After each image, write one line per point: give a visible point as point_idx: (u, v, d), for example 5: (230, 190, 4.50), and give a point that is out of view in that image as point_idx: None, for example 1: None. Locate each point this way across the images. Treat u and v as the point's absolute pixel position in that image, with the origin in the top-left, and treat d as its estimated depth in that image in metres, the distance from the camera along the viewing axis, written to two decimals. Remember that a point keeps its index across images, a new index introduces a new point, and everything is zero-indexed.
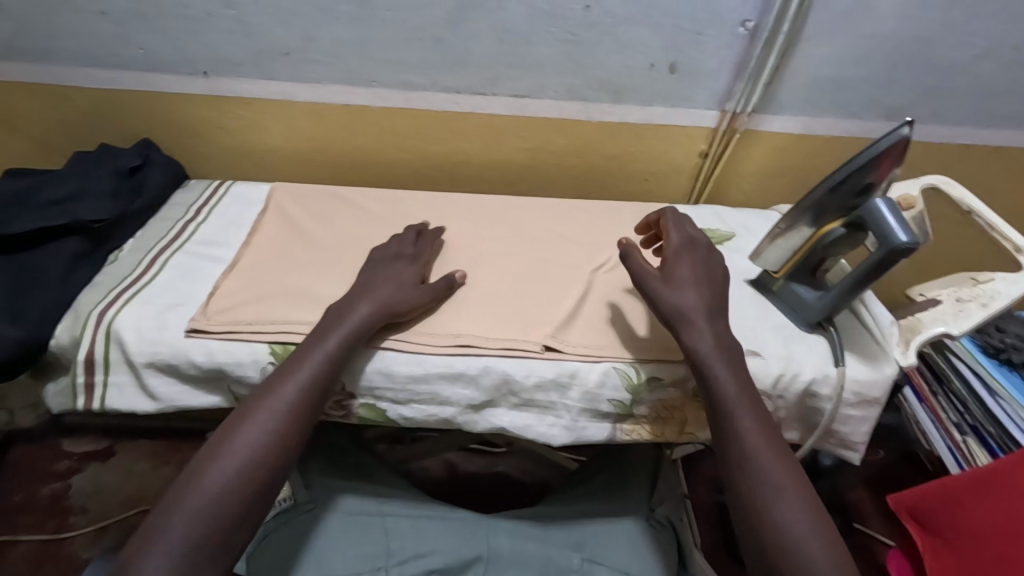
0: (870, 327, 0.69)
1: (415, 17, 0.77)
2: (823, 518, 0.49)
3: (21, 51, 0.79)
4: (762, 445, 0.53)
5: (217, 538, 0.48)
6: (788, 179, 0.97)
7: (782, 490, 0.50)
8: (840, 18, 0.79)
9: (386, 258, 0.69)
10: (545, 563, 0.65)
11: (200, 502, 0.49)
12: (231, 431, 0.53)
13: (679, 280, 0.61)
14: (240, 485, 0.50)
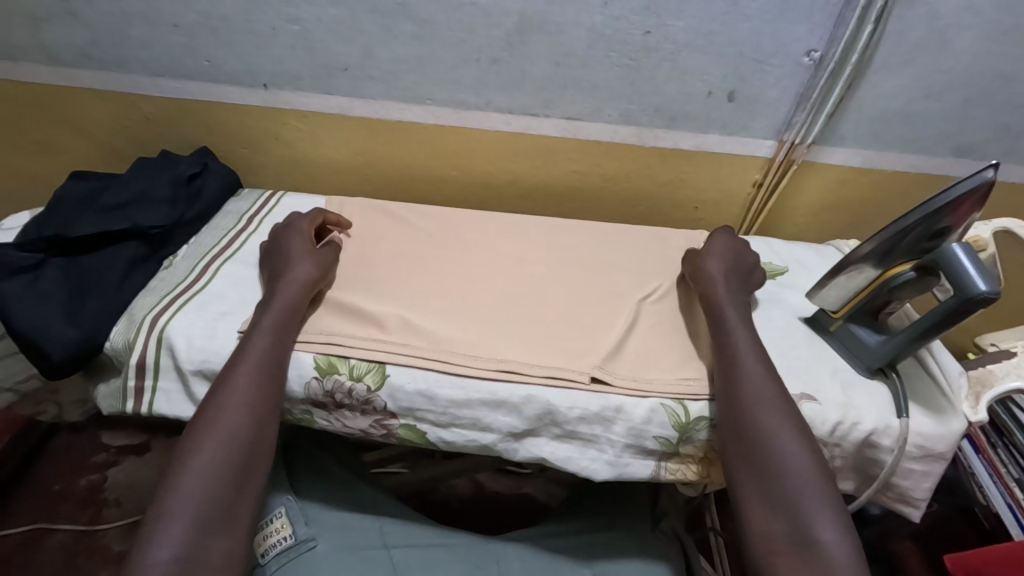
0: (936, 377, 0.65)
1: (475, 38, 0.77)
2: (805, 435, 0.56)
3: (94, 59, 0.82)
4: (760, 377, 0.58)
5: (246, 452, 0.54)
6: (844, 214, 0.93)
7: (769, 408, 0.56)
8: (912, 51, 0.76)
9: (281, 231, 0.72)
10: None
11: (222, 435, 0.54)
12: (225, 371, 0.58)
13: (709, 254, 0.71)
14: (245, 432, 0.55)
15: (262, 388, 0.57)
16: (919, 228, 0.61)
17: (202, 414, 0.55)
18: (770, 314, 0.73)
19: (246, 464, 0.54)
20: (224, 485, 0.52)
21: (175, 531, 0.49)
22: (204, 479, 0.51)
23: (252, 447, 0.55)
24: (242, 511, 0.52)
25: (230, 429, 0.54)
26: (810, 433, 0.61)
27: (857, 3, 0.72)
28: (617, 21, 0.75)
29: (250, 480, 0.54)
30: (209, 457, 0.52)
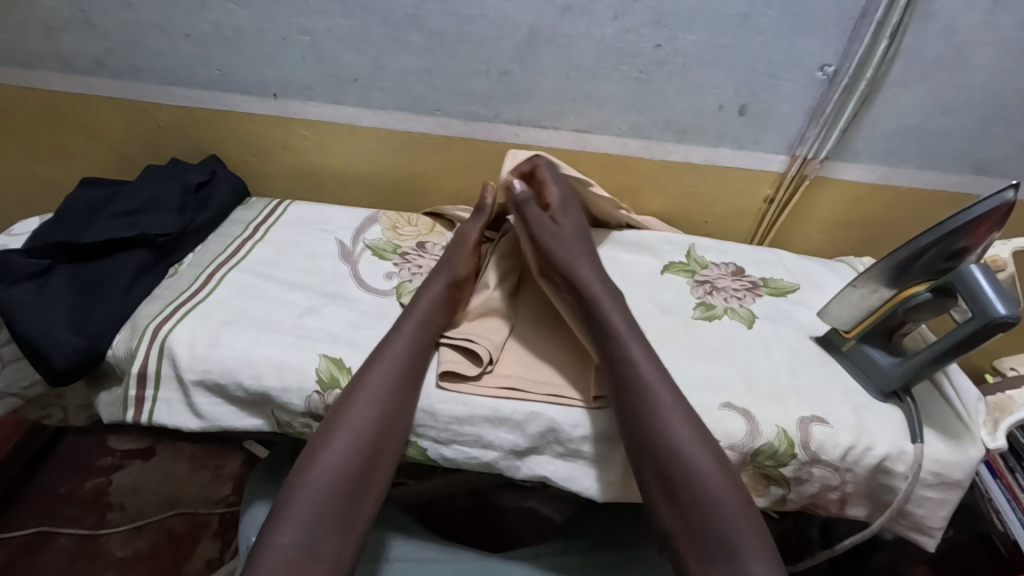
0: (953, 402, 0.63)
1: (484, 50, 0.77)
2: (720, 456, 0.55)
3: (108, 67, 0.83)
4: (660, 385, 0.57)
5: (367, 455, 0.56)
6: (858, 230, 0.91)
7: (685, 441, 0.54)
8: (929, 67, 0.75)
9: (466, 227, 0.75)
10: None
11: (350, 438, 0.56)
12: (365, 367, 0.60)
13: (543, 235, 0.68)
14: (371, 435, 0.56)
15: (399, 390, 0.58)
16: (937, 248, 0.59)
17: (341, 409, 0.57)
18: (780, 332, 0.72)
19: (374, 463, 0.56)
20: (345, 483, 0.54)
21: (299, 518, 0.52)
22: (326, 476, 0.54)
23: (378, 449, 0.56)
24: (362, 507, 0.55)
25: (356, 427, 0.56)
26: (821, 457, 0.60)
27: (872, 17, 0.71)
28: (628, 33, 0.74)
29: (371, 478, 0.56)
30: (337, 453, 0.55)
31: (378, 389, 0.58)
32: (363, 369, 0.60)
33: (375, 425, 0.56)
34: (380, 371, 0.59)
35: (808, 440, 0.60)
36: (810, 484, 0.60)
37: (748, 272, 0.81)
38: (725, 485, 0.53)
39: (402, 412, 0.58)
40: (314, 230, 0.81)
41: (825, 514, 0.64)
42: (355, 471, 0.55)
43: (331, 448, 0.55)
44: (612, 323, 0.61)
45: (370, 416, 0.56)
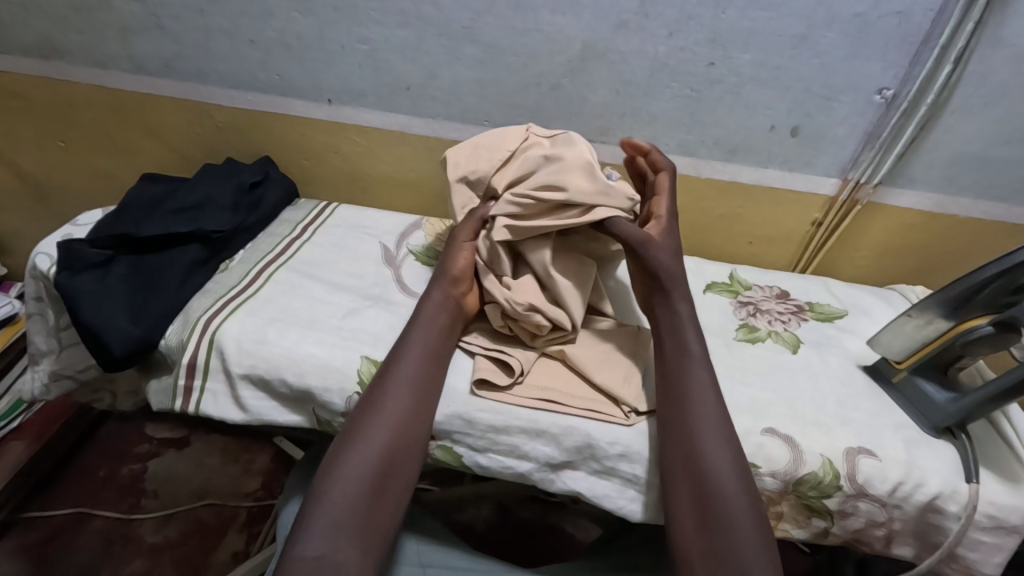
0: (1012, 443, 0.60)
1: (537, 63, 0.78)
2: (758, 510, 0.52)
3: (176, 69, 0.86)
4: (699, 417, 0.56)
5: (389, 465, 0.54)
6: (910, 259, 0.88)
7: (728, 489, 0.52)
8: (994, 93, 0.72)
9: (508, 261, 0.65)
10: None
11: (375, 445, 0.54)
12: (380, 375, 0.59)
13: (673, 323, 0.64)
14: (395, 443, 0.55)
15: (417, 400, 0.58)
16: (1001, 281, 0.57)
17: (360, 415, 0.56)
18: (826, 360, 0.70)
19: (391, 471, 0.54)
20: (364, 492, 0.52)
21: (320, 528, 0.50)
22: (354, 482, 0.52)
23: (396, 458, 0.55)
24: (382, 517, 0.53)
25: (376, 437, 0.55)
26: (867, 492, 0.57)
27: (935, 42, 0.69)
28: (682, 51, 0.74)
29: (389, 485, 0.54)
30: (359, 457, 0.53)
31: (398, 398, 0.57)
32: (378, 378, 0.59)
33: (392, 435, 0.55)
34: (400, 379, 0.58)
35: (854, 473, 0.58)
36: (855, 519, 0.58)
37: (793, 296, 0.80)
38: (749, 520, 0.51)
39: (420, 422, 0.57)
40: (360, 234, 0.83)
41: (868, 551, 0.61)
42: (374, 480, 0.53)
43: (354, 454, 0.54)
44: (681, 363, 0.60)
45: (388, 426, 0.55)
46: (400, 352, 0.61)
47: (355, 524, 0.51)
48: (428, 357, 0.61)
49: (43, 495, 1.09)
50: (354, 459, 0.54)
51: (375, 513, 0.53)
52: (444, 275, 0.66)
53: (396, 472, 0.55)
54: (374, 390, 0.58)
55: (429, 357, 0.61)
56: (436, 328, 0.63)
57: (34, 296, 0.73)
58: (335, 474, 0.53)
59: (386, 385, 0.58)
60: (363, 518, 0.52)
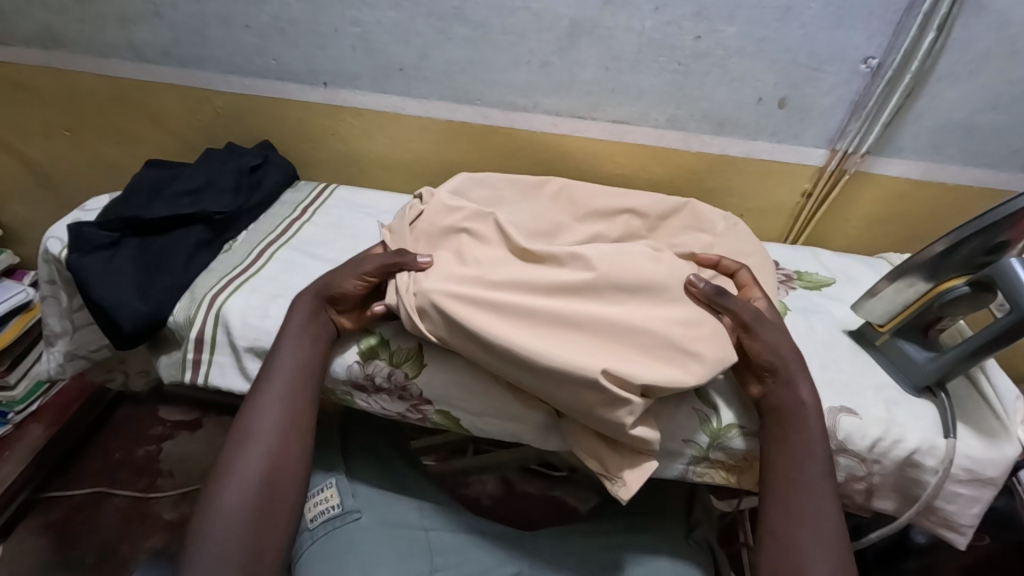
0: (990, 400, 0.62)
1: (527, 41, 0.79)
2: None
3: (173, 56, 0.89)
4: (813, 479, 0.55)
5: (270, 489, 0.56)
6: (901, 228, 0.90)
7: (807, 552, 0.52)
8: (979, 60, 0.73)
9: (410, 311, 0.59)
10: (581, 568, 0.68)
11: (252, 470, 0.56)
12: (249, 406, 0.59)
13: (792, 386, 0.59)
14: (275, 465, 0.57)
15: (289, 419, 0.59)
16: (977, 241, 0.59)
17: (234, 441, 0.58)
18: (812, 326, 0.72)
19: (274, 490, 0.56)
20: (248, 520, 0.54)
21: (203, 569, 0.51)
22: (237, 510, 0.54)
23: (274, 485, 0.56)
24: (267, 546, 0.54)
25: (252, 462, 0.56)
26: (848, 448, 0.60)
27: (918, 9, 0.70)
28: (668, 26, 0.75)
29: (276, 506, 0.56)
30: (242, 485, 0.55)
31: (269, 418, 0.58)
32: (248, 408, 0.59)
33: (267, 465, 0.56)
34: (267, 405, 0.59)
35: (835, 430, 0.60)
36: (836, 473, 0.61)
37: (782, 266, 0.82)
38: None
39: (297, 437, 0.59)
40: (359, 213, 0.86)
41: (848, 505, 0.64)
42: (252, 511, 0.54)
43: (224, 496, 0.54)
44: (807, 420, 0.57)
45: (261, 455, 0.56)
46: (264, 375, 0.60)
47: (240, 558, 0.52)
48: (299, 370, 0.60)
49: (63, 475, 1.13)
50: (229, 496, 0.54)
51: (261, 540, 0.54)
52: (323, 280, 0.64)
53: (280, 492, 0.56)
54: (246, 418, 0.59)
55: (299, 366, 0.60)
56: (306, 339, 0.61)
57: (47, 279, 0.76)
58: (212, 514, 0.54)
59: (259, 405, 0.59)
60: (245, 552, 0.53)
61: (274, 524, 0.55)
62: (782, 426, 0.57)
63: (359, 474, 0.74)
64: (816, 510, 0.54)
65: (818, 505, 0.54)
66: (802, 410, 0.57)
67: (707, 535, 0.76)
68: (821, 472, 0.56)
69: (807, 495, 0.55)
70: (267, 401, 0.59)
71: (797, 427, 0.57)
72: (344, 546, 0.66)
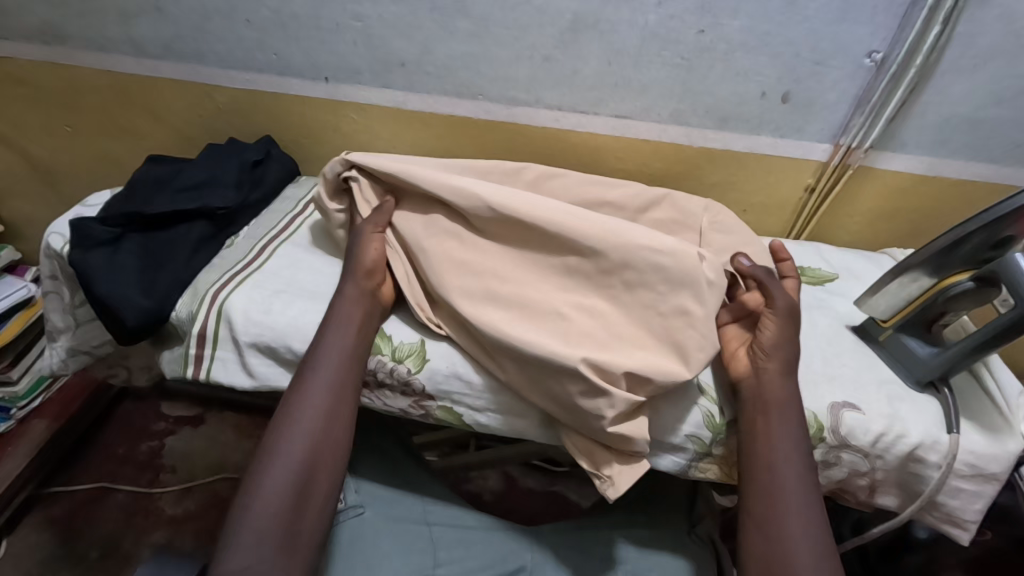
0: (993, 396, 0.62)
1: (529, 36, 0.79)
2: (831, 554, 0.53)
3: (175, 51, 0.88)
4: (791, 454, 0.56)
5: (310, 473, 0.55)
6: (904, 223, 0.89)
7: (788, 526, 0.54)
8: (984, 53, 0.73)
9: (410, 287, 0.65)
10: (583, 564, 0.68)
11: (293, 453, 0.55)
12: (292, 389, 0.59)
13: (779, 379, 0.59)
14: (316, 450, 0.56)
15: (333, 404, 0.58)
16: (982, 236, 0.59)
17: (277, 422, 0.57)
18: (815, 322, 0.71)
19: (314, 475, 0.55)
20: (287, 503, 0.53)
21: (245, 549, 0.50)
22: (278, 492, 0.53)
23: (314, 469, 0.55)
24: (308, 528, 0.54)
25: (295, 445, 0.55)
26: (850, 443, 0.60)
27: (924, 3, 0.70)
28: (671, 20, 0.75)
29: (315, 490, 0.55)
30: (284, 467, 0.54)
31: (313, 402, 0.57)
32: (290, 394, 0.58)
33: (309, 450, 0.55)
34: (311, 390, 0.58)
35: (838, 426, 0.60)
36: (838, 468, 0.61)
37: None
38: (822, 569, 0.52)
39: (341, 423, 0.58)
40: None
41: (850, 501, 0.64)
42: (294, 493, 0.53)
43: (266, 478, 0.53)
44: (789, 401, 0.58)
45: (303, 437, 0.56)
46: (311, 359, 0.60)
47: (276, 541, 0.51)
48: (347, 358, 0.60)
49: (67, 470, 1.14)
50: (272, 477, 0.53)
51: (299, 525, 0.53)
52: (357, 269, 0.64)
53: (319, 477, 0.56)
54: (288, 402, 0.58)
55: (344, 354, 0.60)
56: (355, 328, 0.61)
57: (49, 275, 0.76)
58: (252, 495, 0.53)
59: (303, 389, 0.58)
60: (287, 533, 0.52)
61: (310, 510, 0.54)
62: (766, 406, 0.58)
63: (361, 469, 0.74)
64: (795, 487, 0.55)
65: (799, 483, 0.55)
66: (784, 394, 0.58)
67: (710, 531, 0.76)
68: (799, 449, 0.56)
69: (787, 471, 0.56)
70: (310, 384, 0.59)
71: (779, 409, 0.58)
72: (347, 541, 0.66)
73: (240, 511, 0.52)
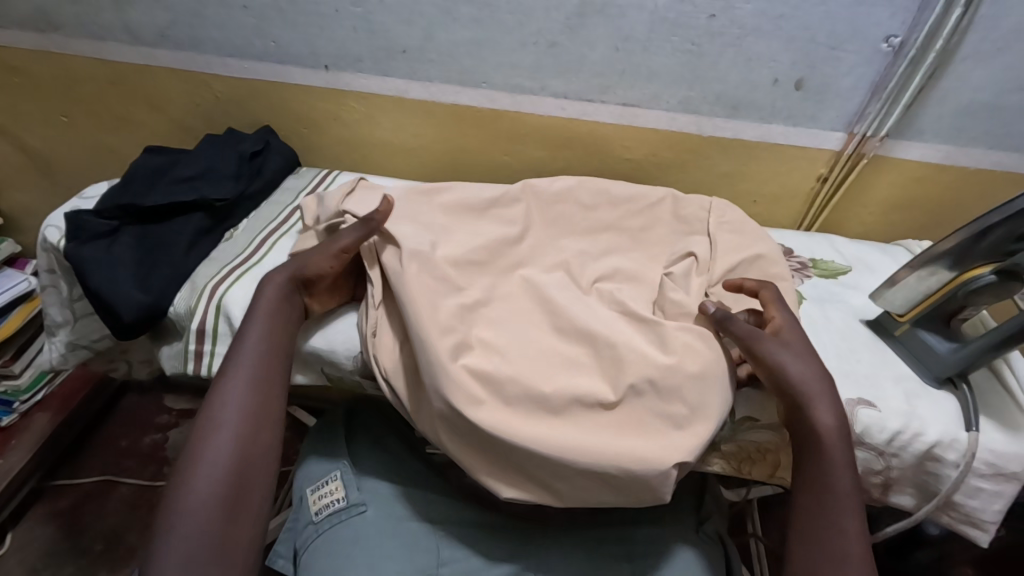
0: (1014, 393, 0.60)
1: (535, 21, 0.76)
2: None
3: (171, 39, 0.86)
4: (839, 469, 0.52)
5: (239, 478, 0.51)
6: (919, 214, 0.87)
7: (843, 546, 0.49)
8: (1008, 38, 0.70)
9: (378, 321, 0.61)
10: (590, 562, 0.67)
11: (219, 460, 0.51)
12: (212, 393, 0.55)
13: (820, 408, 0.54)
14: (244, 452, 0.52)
15: (257, 403, 0.55)
16: (1006, 229, 0.57)
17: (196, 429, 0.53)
18: (829, 316, 0.69)
19: (246, 478, 0.52)
20: (215, 511, 0.49)
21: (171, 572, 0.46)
22: (206, 503, 0.49)
23: (244, 473, 0.52)
24: (243, 536, 0.50)
25: (220, 450, 0.52)
26: (865, 441, 0.58)
27: None
28: (681, 4, 0.72)
29: (250, 493, 0.51)
30: (210, 476, 0.50)
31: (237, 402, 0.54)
32: (209, 398, 0.55)
33: (235, 453, 0.52)
34: (232, 389, 0.55)
35: (852, 423, 0.58)
36: None
37: (797, 253, 0.80)
38: None
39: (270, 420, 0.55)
40: None
41: (864, 498, 0.63)
42: (219, 503, 0.49)
43: (190, 490, 0.49)
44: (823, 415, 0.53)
45: (228, 441, 0.52)
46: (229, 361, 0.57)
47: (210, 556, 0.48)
48: (266, 355, 0.57)
49: (70, 463, 1.13)
50: (197, 487, 0.50)
51: (234, 534, 0.50)
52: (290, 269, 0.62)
53: (252, 478, 0.52)
54: (209, 406, 0.54)
55: (267, 349, 0.58)
56: (274, 322, 0.59)
57: (46, 268, 0.74)
58: (178, 510, 0.49)
59: (224, 391, 0.55)
60: (216, 542, 0.48)
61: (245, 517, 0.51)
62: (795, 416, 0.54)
63: (364, 466, 0.73)
64: (844, 504, 0.51)
65: (844, 503, 0.50)
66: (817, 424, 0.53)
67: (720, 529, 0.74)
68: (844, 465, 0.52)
69: (834, 486, 0.51)
70: (230, 386, 0.55)
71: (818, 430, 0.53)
72: (349, 539, 0.66)
73: (164, 528, 0.48)
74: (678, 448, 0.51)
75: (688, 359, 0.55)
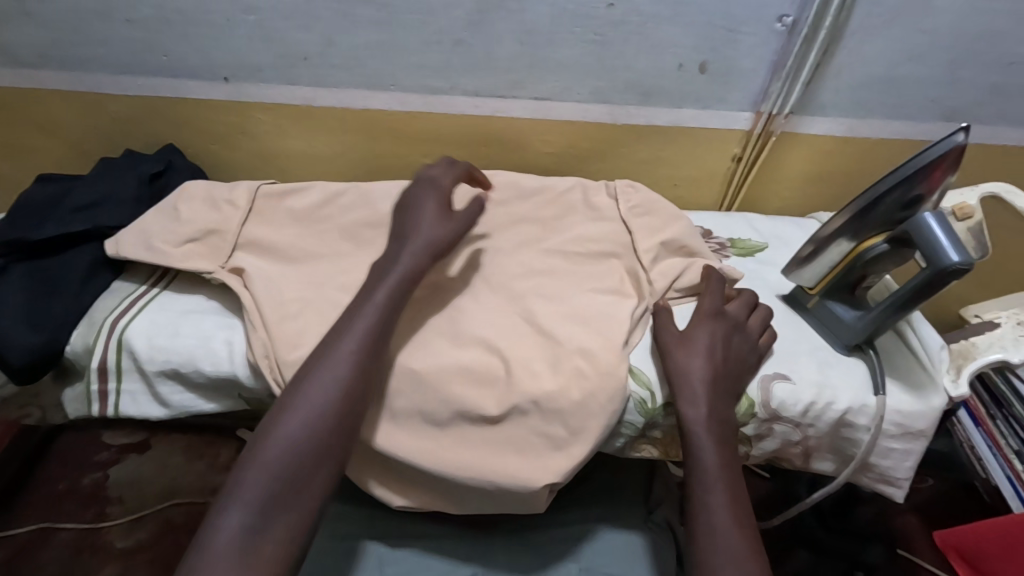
0: (917, 353, 0.63)
1: (436, 19, 0.75)
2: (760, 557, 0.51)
3: (54, 59, 0.81)
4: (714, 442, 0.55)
5: (299, 468, 0.50)
6: (829, 185, 0.90)
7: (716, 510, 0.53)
8: (893, 11, 0.73)
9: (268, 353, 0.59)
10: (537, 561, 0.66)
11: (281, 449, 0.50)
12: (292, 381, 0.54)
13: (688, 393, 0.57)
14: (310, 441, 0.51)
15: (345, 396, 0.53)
16: (895, 196, 0.59)
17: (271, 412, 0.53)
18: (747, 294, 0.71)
19: (305, 470, 0.50)
20: (273, 501, 0.48)
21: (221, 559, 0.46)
22: (260, 491, 0.48)
23: (305, 464, 0.50)
24: (290, 530, 0.49)
25: (287, 436, 0.51)
26: (781, 415, 0.60)
27: None
28: None
29: (306, 485, 0.50)
30: (273, 462, 0.50)
31: (324, 393, 0.53)
32: (291, 384, 0.54)
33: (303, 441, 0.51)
34: (314, 378, 0.53)
35: (769, 399, 0.60)
36: (771, 440, 0.61)
37: (716, 233, 0.81)
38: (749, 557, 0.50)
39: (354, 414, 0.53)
40: None
41: (789, 467, 0.65)
42: (280, 492, 0.49)
43: (249, 476, 0.49)
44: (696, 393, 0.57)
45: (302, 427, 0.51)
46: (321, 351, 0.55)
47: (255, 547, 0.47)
48: (363, 349, 0.55)
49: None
50: (255, 474, 0.49)
51: (283, 527, 0.48)
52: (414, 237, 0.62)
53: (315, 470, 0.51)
54: (289, 393, 0.53)
55: (366, 341, 0.56)
56: (381, 314, 0.57)
57: None
58: (234, 495, 0.48)
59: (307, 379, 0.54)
60: (263, 535, 0.47)
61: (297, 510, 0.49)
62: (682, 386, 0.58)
63: None
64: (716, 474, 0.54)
65: (727, 475, 0.54)
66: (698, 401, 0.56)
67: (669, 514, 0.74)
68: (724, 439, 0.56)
69: (706, 460, 0.55)
70: (318, 374, 0.54)
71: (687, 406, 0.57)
72: None
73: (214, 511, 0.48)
74: (548, 468, 0.56)
75: (572, 387, 0.58)
